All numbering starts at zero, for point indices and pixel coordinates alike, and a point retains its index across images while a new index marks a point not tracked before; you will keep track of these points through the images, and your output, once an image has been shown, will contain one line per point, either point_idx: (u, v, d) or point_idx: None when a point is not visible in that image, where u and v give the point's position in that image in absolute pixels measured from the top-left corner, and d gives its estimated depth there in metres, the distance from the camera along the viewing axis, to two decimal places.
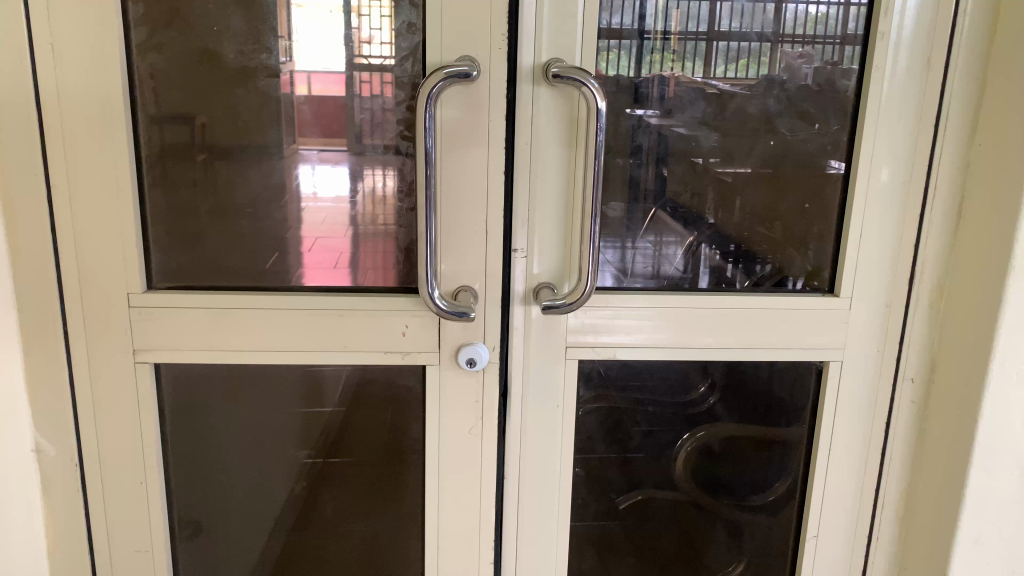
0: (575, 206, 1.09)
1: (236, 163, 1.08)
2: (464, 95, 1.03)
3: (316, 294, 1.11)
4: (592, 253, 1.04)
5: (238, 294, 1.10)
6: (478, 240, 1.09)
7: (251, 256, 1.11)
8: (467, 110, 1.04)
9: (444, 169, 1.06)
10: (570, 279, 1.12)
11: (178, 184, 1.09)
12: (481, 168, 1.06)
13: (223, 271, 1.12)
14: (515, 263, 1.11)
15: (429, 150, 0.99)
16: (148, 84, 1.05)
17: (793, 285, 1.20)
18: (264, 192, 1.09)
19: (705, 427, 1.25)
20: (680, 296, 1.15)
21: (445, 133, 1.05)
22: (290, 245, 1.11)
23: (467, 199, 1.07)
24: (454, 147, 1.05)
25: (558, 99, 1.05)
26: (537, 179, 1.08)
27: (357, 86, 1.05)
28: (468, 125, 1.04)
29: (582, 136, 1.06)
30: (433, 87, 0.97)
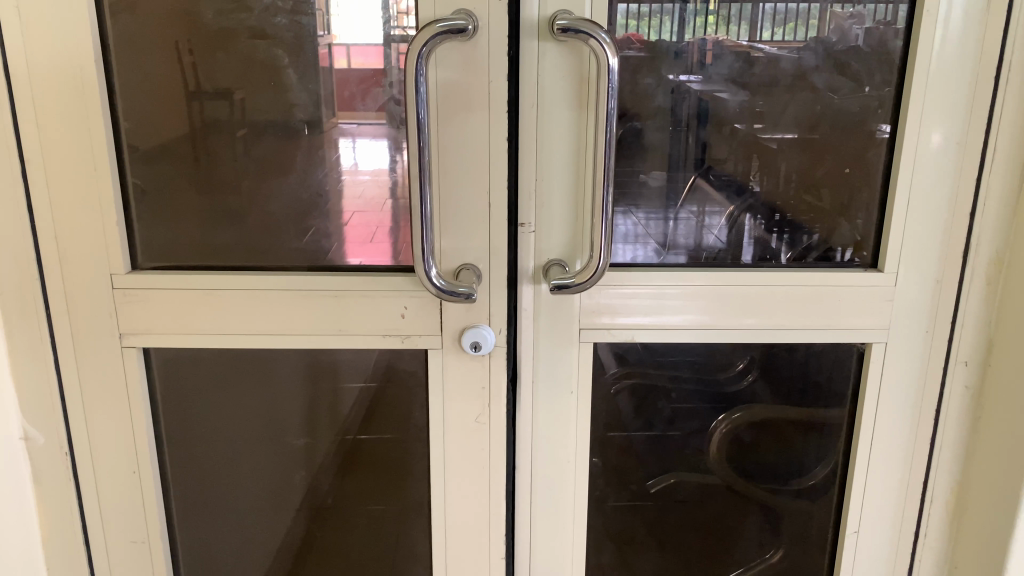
0: (586, 174, 1.00)
1: (225, 136, 1.01)
2: (460, 54, 0.94)
3: (309, 273, 1.04)
4: (605, 226, 0.95)
5: (226, 275, 1.03)
6: (480, 214, 1.00)
7: (244, 233, 1.04)
8: (464, 71, 0.94)
9: (440, 137, 0.97)
10: (583, 255, 1.03)
11: (161, 157, 1.02)
12: (482, 134, 0.97)
13: (215, 250, 1.05)
14: (523, 238, 1.02)
15: (422, 114, 0.90)
16: (189, 60, 0.98)
17: (841, 257, 1.08)
18: (255, 165, 1.02)
19: (737, 412, 1.15)
20: (704, 273, 1.05)
21: (440, 96, 0.95)
22: (282, 222, 1.04)
23: (467, 169, 0.98)
24: (450, 112, 0.96)
25: (565, 55, 0.95)
26: (544, 146, 0.98)
27: (397, 60, 0.97)
28: (465, 87, 0.95)
29: (592, 97, 0.96)
30: (425, 44, 0.87)
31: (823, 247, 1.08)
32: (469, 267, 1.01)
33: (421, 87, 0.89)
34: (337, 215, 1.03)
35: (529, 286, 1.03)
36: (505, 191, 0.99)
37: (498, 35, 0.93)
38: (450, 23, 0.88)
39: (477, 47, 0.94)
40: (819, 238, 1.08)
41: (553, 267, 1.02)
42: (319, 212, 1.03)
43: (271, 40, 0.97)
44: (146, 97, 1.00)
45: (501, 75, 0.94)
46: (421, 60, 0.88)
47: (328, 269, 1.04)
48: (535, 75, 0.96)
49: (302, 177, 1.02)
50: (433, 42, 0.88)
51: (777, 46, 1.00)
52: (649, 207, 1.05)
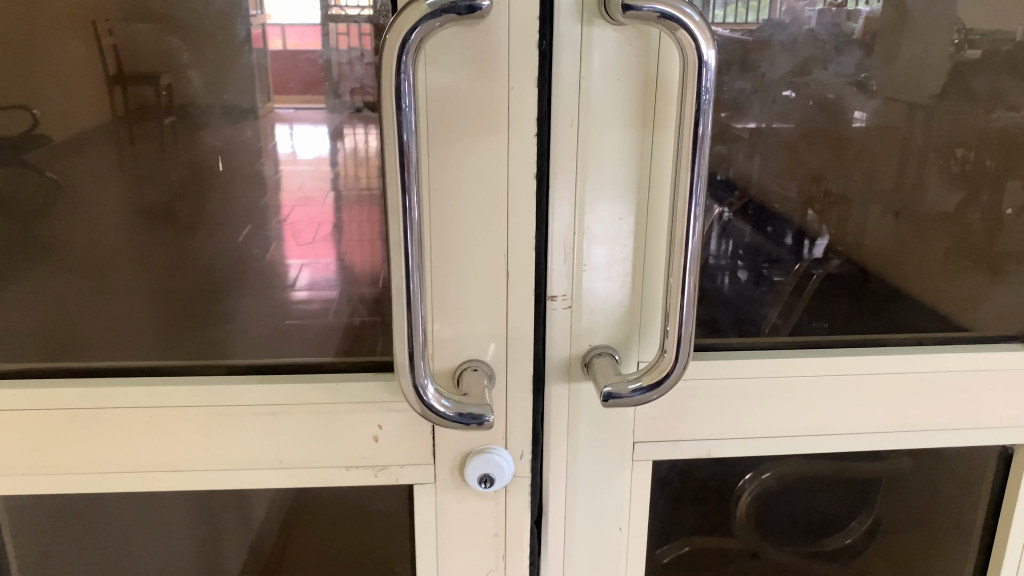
0: (646, 219, 0.67)
1: (140, 154, 0.65)
2: (464, 44, 0.59)
3: (230, 378, 0.69)
4: (688, 304, 0.63)
5: (104, 387, 0.69)
6: (491, 285, 0.66)
7: (140, 317, 0.70)
8: (466, 69, 0.60)
9: (432, 171, 0.63)
10: (636, 337, 0.71)
11: (38, 181, 0.66)
12: (494, 166, 0.63)
13: (98, 341, 0.70)
14: (552, 317, 0.68)
15: (407, 141, 0.56)
16: (112, 47, 0.63)
17: (809, 251, 0.74)
18: (152, 216, 0.67)
19: (806, 509, 0.84)
20: (809, 361, 0.73)
21: (432, 110, 0.61)
22: (187, 300, 0.69)
23: (474, 220, 0.64)
24: (447, 135, 0.62)
25: (624, 46, 0.62)
26: (589, 184, 0.65)
27: (335, 44, 0.62)
28: (472, 96, 0.61)
29: (659, 108, 0.64)
30: (410, 32, 0.54)
31: (792, 242, 0.73)
32: (477, 366, 0.68)
33: (407, 101, 0.55)
34: (269, 286, 0.69)
35: (561, 387, 0.70)
36: (531, 253, 0.65)
37: (523, 13, 0.59)
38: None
39: (490, 34, 0.59)
40: (791, 226, 0.73)
41: (596, 358, 0.69)
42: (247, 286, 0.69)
43: (159, 24, 0.62)
44: (10, 95, 0.64)
45: (528, 77, 0.61)
46: (406, 57, 0.54)
47: (258, 370, 0.70)
48: (577, 77, 0.62)
49: (221, 237, 0.67)
50: (425, 29, 0.54)
51: (727, 27, 0.65)
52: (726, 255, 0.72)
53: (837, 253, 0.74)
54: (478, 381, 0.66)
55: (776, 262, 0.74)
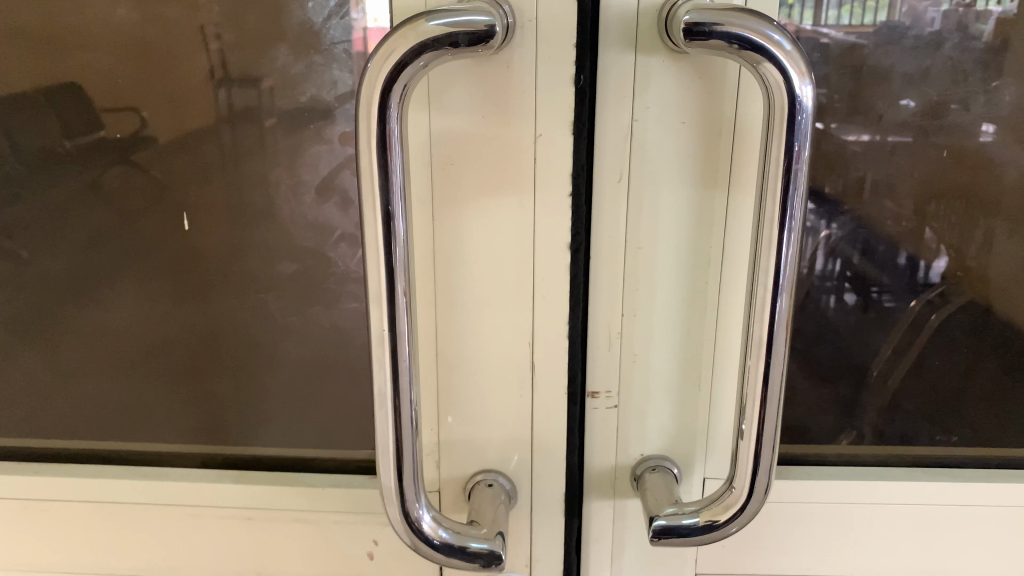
0: (715, 302, 0.52)
1: (237, 168, 0.54)
2: (477, 81, 0.46)
3: (202, 473, 0.60)
4: (771, 424, 0.48)
5: (67, 478, 0.60)
6: (514, 379, 0.52)
7: (168, 378, 0.61)
8: (482, 112, 0.47)
9: (437, 240, 0.50)
10: (700, 450, 0.55)
11: (143, 182, 0.56)
12: (515, 235, 0.49)
13: (100, 413, 0.62)
14: (592, 419, 0.54)
15: (394, 209, 0.43)
16: (218, 52, 0.52)
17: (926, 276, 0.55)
18: (143, 278, 0.58)
19: None
20: (930, 489, 0.57)
21: (438, 164, 0.48)
22: (161, 376, 0.60)
23: (492, 300, 0.51)
24: (456, 195, 0.49)
25: (689, 82, 0.47)
26: (642, 258, 0.51)
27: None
28: (490, 147, 0.48)
29: (736, 161, 0.49)
30: (396, 71, 0.40)
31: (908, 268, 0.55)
32: (494, 481, 0.55)
33: (395, 161, 0.42)
34: (269, 364, 0.60)
35: (604, 503, 0.57)
36: (565, 345, 0.51)
37: (554, 41, 0.45)
38: (458, 21, 0.40)
39: (512, 66, 0.46)
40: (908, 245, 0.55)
41: (649, 473, 0.55)
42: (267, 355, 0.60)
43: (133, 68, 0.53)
44: (110, 92, 0.54)
45: (562, 123, 0.47)
46: (393, 104, 0.41)
47: (234, 466, 0.61)
48: (627, 122, 0.48)
49: (238, 306, 0.58)
50: (414, 68, 0.41)
51: (840, 30, 0.48)
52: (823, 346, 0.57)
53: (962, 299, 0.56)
54: (490, 497, 0.53)
55: (888, 286, 0.56)
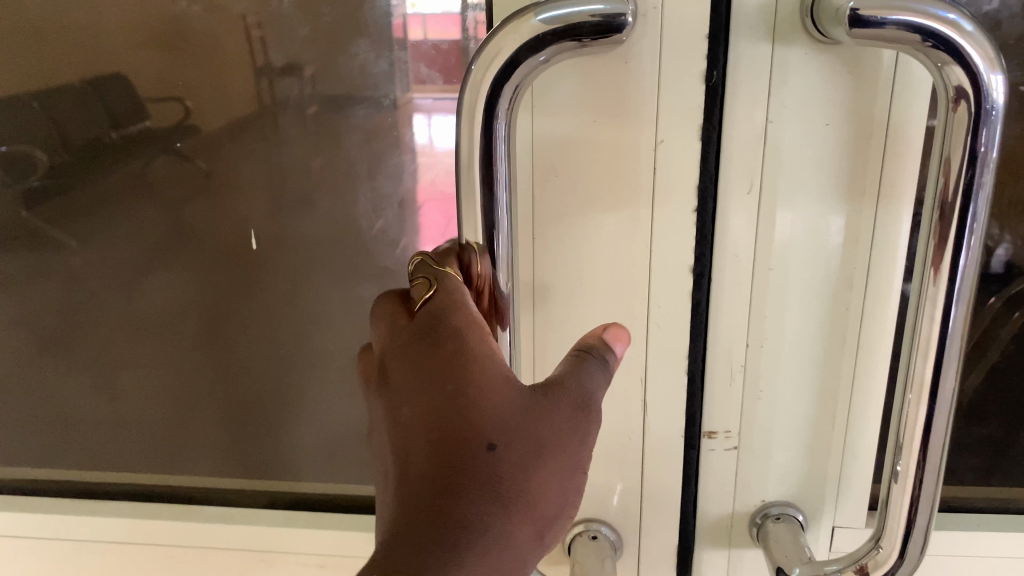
0: (857, 329, 0.45)
1: (305, 177, 0.51)
2: (589, 83, 0.41)
3: (269, 513, 0.60)
4: (932, 479, 0.40)
5: (145, 521, 0.60)
6: (619, 414, 0.48)
7: (246, 395, 0.60)
8: (593, 117, 0.41)
9: (538, 260, 0.45)
10: (831, 495, 0.49)
11: (222, 195, 0.53)
12: (625, 255, 0.44)
13: (176, 438, 0.62)
14: (709, 459, 0.48)
15: (498, 227, 0.38)
16: (259, 41, 0.48)
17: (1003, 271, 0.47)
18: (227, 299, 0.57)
19: None
20: None
21: (541, 175, 0.43)
22: (250, 396, 0.60)
23: (599, 325, 0.46)
24: (562, 211, 0.43)
25: (837, 78, 0.40)
26: (772, 280, 0.44)
27: (476, 34, 0.45)
28: (600, 157, 0.42)
29: (892, 169, 0.41)
30: (502, 76, 0.35)
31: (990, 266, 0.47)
32: (598, 533, 0.50)
33: (500, 177, 0.37)
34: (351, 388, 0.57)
35: (716, 553, 0.50)
36: (683, 377, 0.46)
37: (680, 38, 0.39)
38: (575, 10, 0.33)
39: (631, 63, 0.40)
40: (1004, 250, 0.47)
41: (772, 523, 0.48)
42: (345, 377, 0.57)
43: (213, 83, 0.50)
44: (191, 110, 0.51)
45: (687, 131, 0.41)
46: (499, 113, 0.36)
47: (303, 505, 0.60)
48: (761, 125, 0.41)
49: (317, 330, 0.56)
50: (527, 67, 0.35)
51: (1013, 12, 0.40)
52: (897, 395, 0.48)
53: None
54: (594, 550, 0.48)
55: None
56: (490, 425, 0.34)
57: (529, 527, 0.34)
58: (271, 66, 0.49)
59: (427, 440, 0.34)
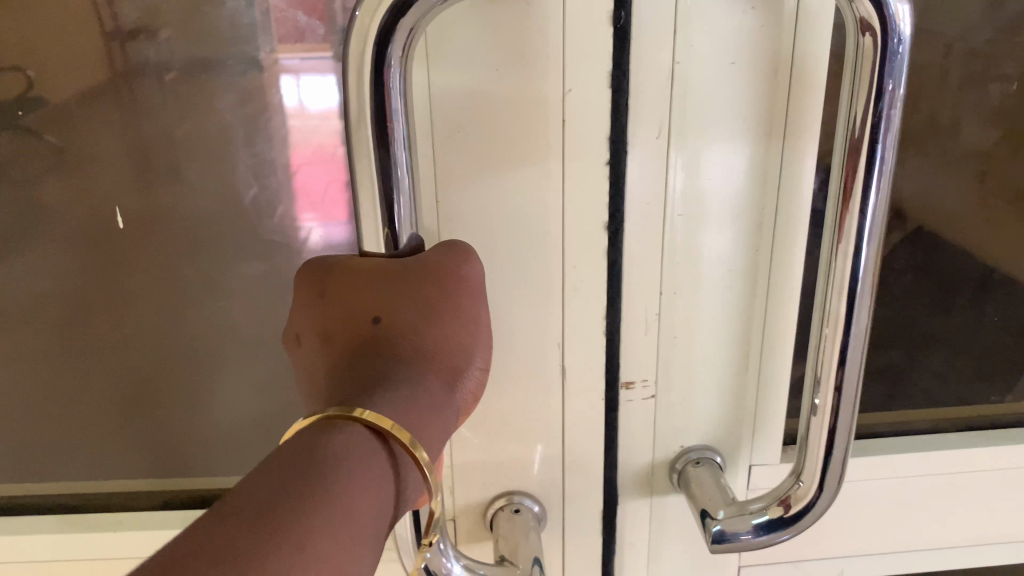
0: (766, 268, 0.45)
1: (181, 149, 0.46)
2: (489, 28, 0.38)
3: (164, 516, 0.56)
4: (847, 411, 0.41)
5: (26, 537, 0.56)
6: (538, 375, 0.46)
7: (130, 390, 0.55)
8: (494, 64, 0.39)
9: (444, 220, 0.43)
10: (747, 435, 0.49)
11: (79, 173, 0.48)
12: (535, 208, 0.42)
13: (54, 443, 0.57)
14: (628, 411, 0.48)
15: (399, 182, 0.36)
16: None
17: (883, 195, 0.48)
18: (97, 290, 0.51)
19: None
20: (980, 454, 0.53)
21: (439, 130, 0.41)
22: (134, 391, 0.55)
23: (511, 283, 0.44)
24: (466, 167, 0.41)
25: (741, 14, 0.39)
26: (683, 224, 0.43)
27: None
28: (506, 107, 0.40)
29: (796, 107, 0.41)
30: (394, 20, 0.32)
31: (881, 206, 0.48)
32: (521, 505, 0.49)
33: (398, 131, 0.34)
34: (248, 369, 0.54)
35: (639, 503, 0.50)
36: (601, 332, 0.45)
37: None
38: None
39: (532, 6, 0.38)
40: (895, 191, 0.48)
41: (693, 467, 0.48)
42: (240, 360, 0.54)
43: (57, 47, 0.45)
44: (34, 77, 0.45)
45: (594, 78, 0.39)
46: (394, 60, 0.33)
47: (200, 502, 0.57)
48: (667, 65, 0.40)
49: (207, 315, 0.52)
50: (422, 8, 0.32)
51: None
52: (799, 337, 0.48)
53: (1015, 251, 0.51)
54: (519, 524, 0.48)
55: None
56: (424, 300, 0.36)
57: (440, 384, 0.36)
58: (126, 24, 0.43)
59: (352, 320, 0.36)
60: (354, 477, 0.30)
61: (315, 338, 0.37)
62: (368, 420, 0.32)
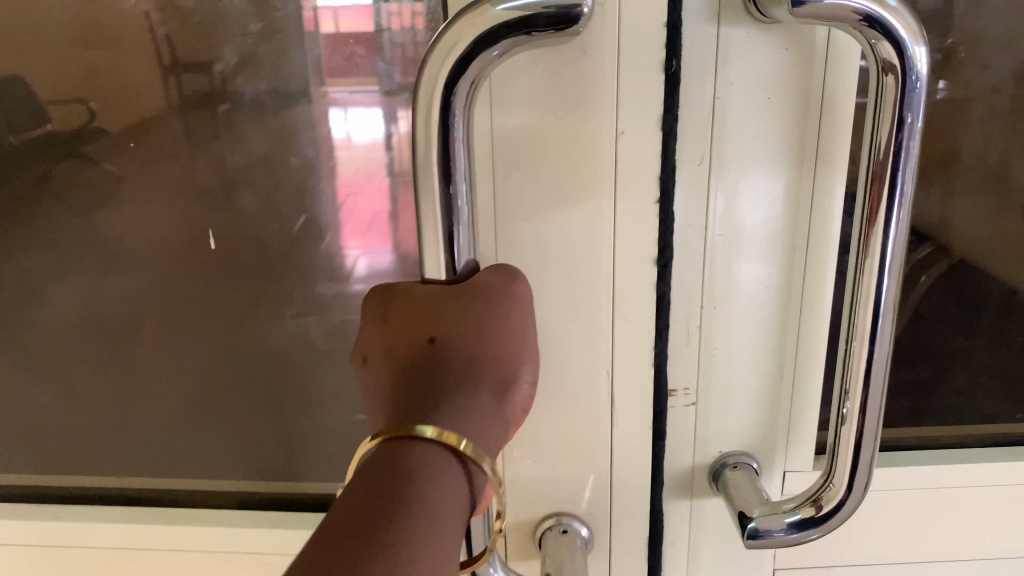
0: (801, 288, 0.49)
1: (262, 166, 0.54)
2: (546, 71, 0.43)
3: (236, 515, 0.61)
4: (875, 417, 0.45)
5: (118, 525, 0.61)
6: (589, 388, 0.50)
7: (212, 389, 0.61)
8: (552, 106, 0.44)
9: (502, 244, 0.47)
10: (782, 445, 0.53)
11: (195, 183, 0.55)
12: (585, 237, 0.47)
13: (151, 433, 0.63)
14: (670, 418, 0.52)
15: (456, 211, 0.40)
16: (165, 36, 0.52)
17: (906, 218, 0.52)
18: (198, 286, 0.58)
19: None
20: (1009, 470, 0.55)
21: (502, 165, 0.46)
22: (224, 385, 0.61)
23: (564, 303, 0.48)
24: (526, 197, 0.46)
25: (775, 55, 0.44)
26: (723, 245, 0.48)
27: (389, 25, 0.48)
28: (561, 144, 0.45)
29: (828, 140, 0.45)
30: (458, 70, 0.37)
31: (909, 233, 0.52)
32: (569, 527, 0.53)
33: (457, 167, 0.39)
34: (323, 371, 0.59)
35: (681, 504, 0.54)
36: (650, 349, 0.49)
37: (637, 23, 0.42)
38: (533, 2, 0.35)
39: (588, 52, 0.43)
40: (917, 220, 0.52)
41: (731, 471, 0.52)
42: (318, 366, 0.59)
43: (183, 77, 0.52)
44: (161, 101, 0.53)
45: (643, 116, 0.44)
46: (456, 105, 0.38)
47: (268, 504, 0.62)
48: (709, 101, 0.44)
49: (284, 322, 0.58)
50: (480, 62, 0.37)
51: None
52: (829, 354, 0.52)
53: None
54: (564, 545, 0.52)
55: None
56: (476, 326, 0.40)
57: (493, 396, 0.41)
58: (240, 58, 0.51)
59: (412, 342, 0.41)
60: (436, 483, 0.35)
61: (381, 358, 0.41)
62: (433, 436, 0.36)
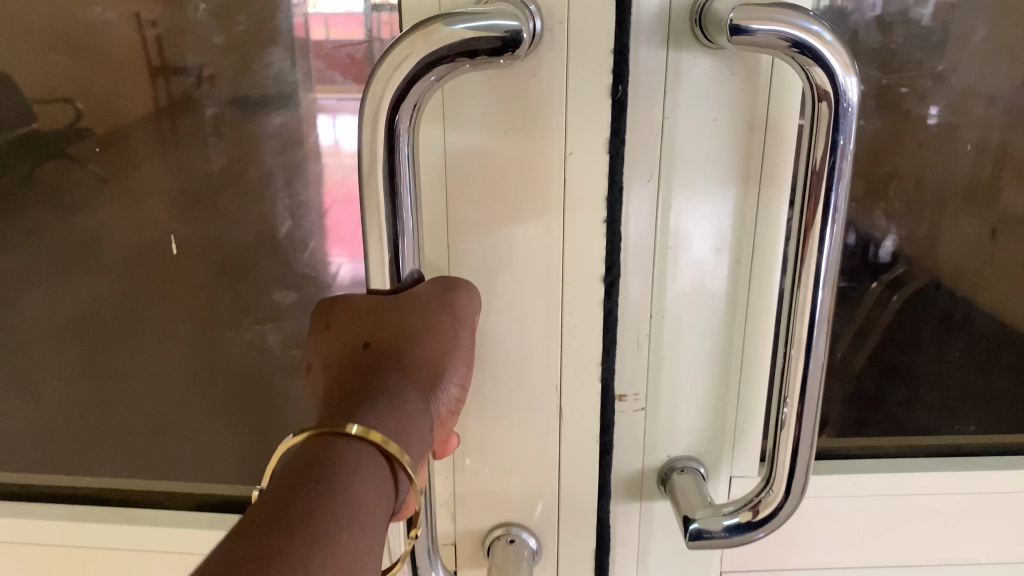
0: (747, 300, 0.51)
1: (229, 177, 0.55)
2: (498, 89, 0.45)
3: (196, 516, 0.62)
4: (810, 424, 0.47)
5: (84, 520, 0.62)
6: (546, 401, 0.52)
7: (182, 389, 0.62)
8: (506, 124, 0.46)
9: (457, 255, 0.49)
10: (728, 451, 0.55)
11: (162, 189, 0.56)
12: (539, 252, 0.49)
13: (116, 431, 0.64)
14: (620, 421, 0.54)
15: (402, 224, 0.42)
16: (154, 39, 0.52)
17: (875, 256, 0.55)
18: (162, 292, 0.59)
19: None
20: (947, 479, 0.58)
21: (460, 180, 0.48)
22: (190, 388, 0.62)
23: (520, 315, 0.50)
24: (483, 211, 0.48)
25: (722, 80, 0.46)
26: (671, 257, 0.50)
27: (380, 35, 0.49)
28: (515, 160, 0.47)
29: (771, 161, 0.48)
30: (407, 82, 0.38)
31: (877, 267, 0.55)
32: (517, 536, 0.55)
33: (404, 183, 0.41)
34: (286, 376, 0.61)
35: (630, 507, 0.56)
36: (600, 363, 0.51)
37: (589, 47, 0.44)
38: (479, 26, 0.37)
39: (541, 74, 0.45)
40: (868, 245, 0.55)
41: (678, 475, 0.54)
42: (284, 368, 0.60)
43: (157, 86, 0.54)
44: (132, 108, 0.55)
45: (593, 136, 0.46)
46: (402, 124, 0.40)
47: (231, 505, 0.63)
48: (659, 120, 0.47)
49: (251, 324, 0.59)
50: (421, 87, 0.39)
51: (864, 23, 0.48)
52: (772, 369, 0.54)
53: (976, 293, 0.56)
54: (512, 558, 0.54)
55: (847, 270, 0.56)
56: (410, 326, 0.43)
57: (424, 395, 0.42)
58: (209, 68, 0.52)
59: (348, 347, 0.43)
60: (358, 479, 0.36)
61: (321, 367, 0.44)
62: (357, 433, 0.37)
